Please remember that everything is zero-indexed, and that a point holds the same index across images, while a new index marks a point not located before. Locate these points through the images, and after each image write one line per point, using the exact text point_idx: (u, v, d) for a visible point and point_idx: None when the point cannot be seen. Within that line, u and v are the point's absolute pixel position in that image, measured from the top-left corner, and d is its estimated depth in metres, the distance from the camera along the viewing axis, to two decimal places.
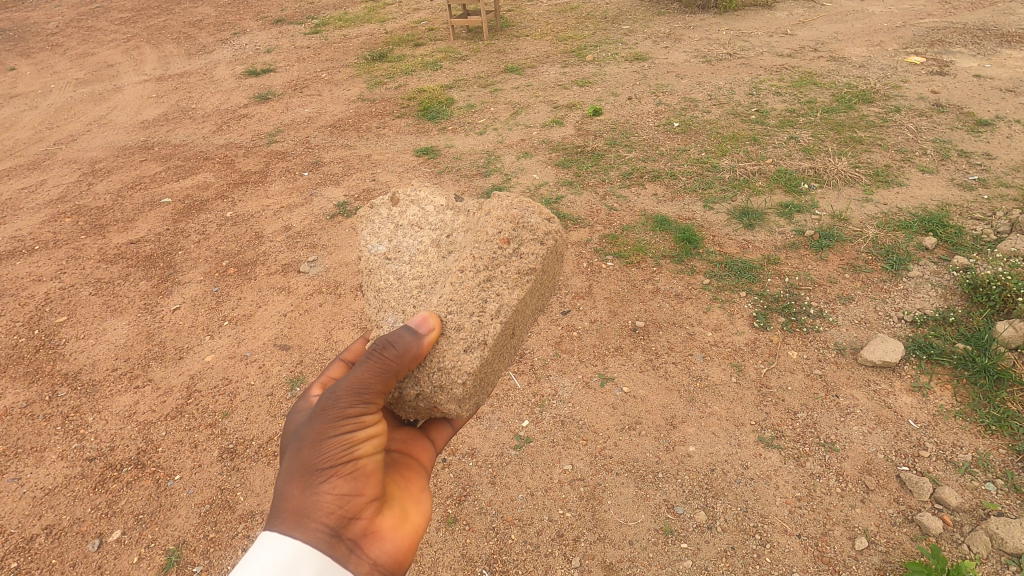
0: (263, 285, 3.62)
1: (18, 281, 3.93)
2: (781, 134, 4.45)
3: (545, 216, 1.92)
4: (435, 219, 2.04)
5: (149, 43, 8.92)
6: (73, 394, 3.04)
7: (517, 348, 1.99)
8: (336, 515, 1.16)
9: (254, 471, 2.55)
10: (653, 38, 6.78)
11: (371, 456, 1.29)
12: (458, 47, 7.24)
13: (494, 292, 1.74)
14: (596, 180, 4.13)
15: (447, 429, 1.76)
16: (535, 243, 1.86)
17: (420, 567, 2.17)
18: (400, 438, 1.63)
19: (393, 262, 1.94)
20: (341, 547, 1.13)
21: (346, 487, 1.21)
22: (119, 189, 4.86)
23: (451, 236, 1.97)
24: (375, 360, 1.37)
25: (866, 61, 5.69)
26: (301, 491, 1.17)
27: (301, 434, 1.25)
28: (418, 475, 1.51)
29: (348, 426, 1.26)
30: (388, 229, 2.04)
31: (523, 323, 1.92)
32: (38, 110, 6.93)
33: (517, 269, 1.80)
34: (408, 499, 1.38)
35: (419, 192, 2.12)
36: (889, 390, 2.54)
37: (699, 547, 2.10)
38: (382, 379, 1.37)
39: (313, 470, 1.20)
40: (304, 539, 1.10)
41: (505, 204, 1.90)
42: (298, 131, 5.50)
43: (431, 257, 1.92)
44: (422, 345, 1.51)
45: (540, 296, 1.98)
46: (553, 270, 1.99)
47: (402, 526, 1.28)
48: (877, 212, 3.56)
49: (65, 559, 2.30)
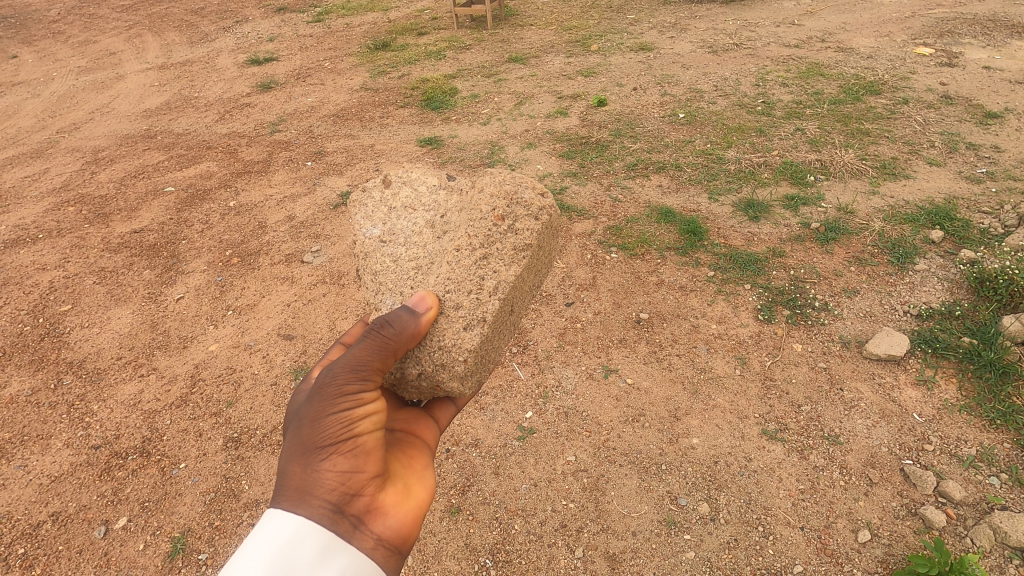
0: (267, 275, 3.62)
1: (22, 269, 3.94)
2: (788, 126, 4.41)
3: (539, 191, 1.90)
4: (427, 200, 2.00)
5: (151, 30, 8.88)
6: (78, 382, 3.06)
7: (515, 326, 1.98)
8: (337, 491, 1.16)
9: (258, 459, 2.56)
10: (659, 28, 6.72)
11: (371, 433, 1.29)
12: (462, 36, 7.18)
13: (492, 270, 1.73)
14: (601, 171, 4.11)
15: (451, 407, 1.77)
16: (529, 219, 1.84)
17: (423, 555, 2.18)
18: (402, 418, 1.64)
19: (389, 244, 1.95)
20: (344, 523, 1.13)
21: (347, 464, 1.21)
22: (123, 178, 4.85)
23: (445, 216, 1.94)
24: (372, 340, 1.40)
25: (874, 52, 5.63)
26: (303, 469, 1.18)
27: (301, 413, 1.26)
28: (422, 452, 1.52)
29: (346, 403, 1.27)
30: (382, 212, 2.03)
31: (522, 300, 1.92)
32: (40, 98, 6.91)
33: (513, 245, 1.78)
34: (413, 477, 1.38)
35: (410, 172, 2.08)
36: (894, 383, 2.54)
37: (702, 538, 2.10)
38: (379, 358, 1.39)
39: (313, 448, 1.21)
40: (307, 514, 1.10)
41: (497, 179, 1.87)
42: (301, 121, 5.48)
43: (426, 238, 1.91)
44: (420, 324, 1.54)
45: (537, 272, 1.96)
46: (549, 245, 1.97)
47: (406, 501, 1.27)
48: (883, 205, 3.53)
49: (72, 545, 2.32)
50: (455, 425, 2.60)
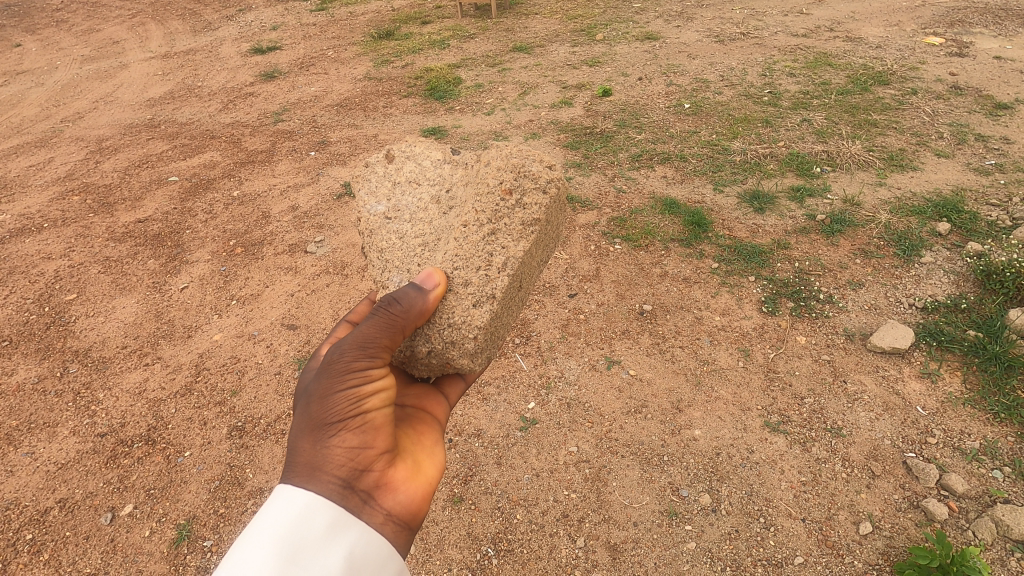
0: (270, 265, 3.62)
1: (28, 258, 3.95)
2: (794, 116, 4.37)
3: (546, 163, 1.84)
4: (432, 174, 2.00)
5: (154, 19, 8.84)
6: (84, 370, 3.08)
7: (522, 304, 1.97)
8: (347, 467, 1.17)
9: (262, 448, 2.58)
10: (665, 17, 6.65)
11: (380, 409, 1.30)
12: (467, 25, 7.13)
13: (500, 246, 1.72)
14: (605, 162, 4.08)
15: (460, 383, 1.80)
16: (537, 192, 1.80)
17: (426, 544, 2.20)
18: (413, 394, 1.67)
19: (394, 221, 1.94)
20: (354, 498, 1.13)
21: (355, 441, 1.22)
22: (127, 167, 4.85)
23: (450, 191, 1.94)
24: (380, 317, 1.40)
25: (883, 42, 5.56)
26: (312, 445, 1.19)
27: (309, 390, 1.27)
28: (432, 427, 1.54)
29: (355, 380, 1.27)
30: (386, 188, 2.03)
31: (530, 276, 1.91)
32: (44, 87, 6.90)
33: (521, 220, 1.76)
34: (422, 453, 1.39)
35: (414, 147, 2.10)
36: (898, 376, 2.53)
37: (703, 529, 2.11)
38: (388, 334, 1.39)
39: (322, 424, 1.21)
40: (317, 490, 1.10)
41: (504, 153, 1.86)
42: (304, 110, 5.45)
43: (432, 214, 1.90)
44: (428, 302, 1.54)
45: (545, 248, 1.95)
46: (556, 220, 1.94)
47: (415, 477, 1.28)
48: (890, 197, 3.50)
49: (79, 531, 2.35)
50: (458, 414, 2.60)
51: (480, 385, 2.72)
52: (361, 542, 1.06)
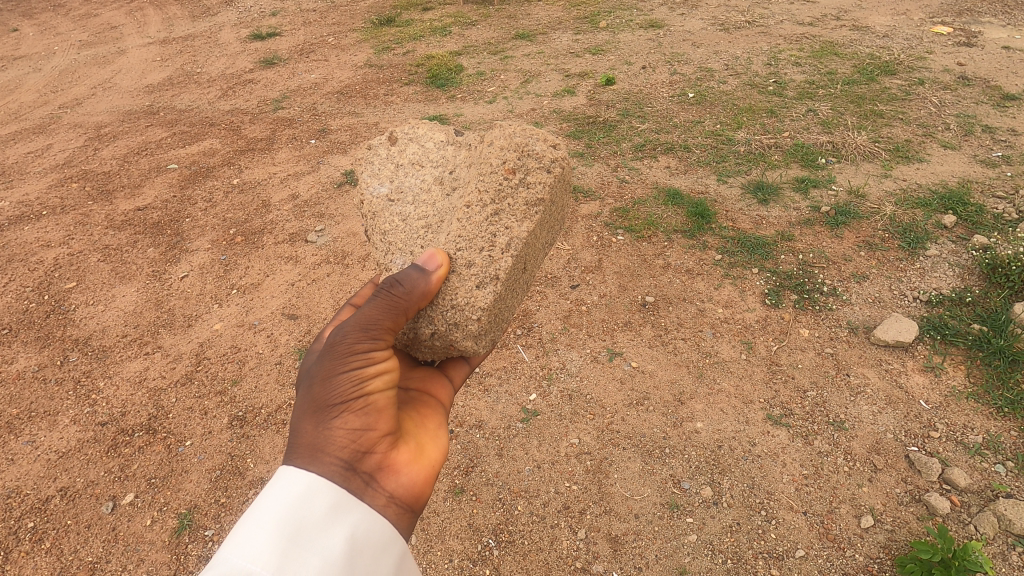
0: (270, 254, 3.60)
1: (27, 246, 3.93)
2: (800, 107, 4.32)
3: (550, 143, 1.81)
4: (436, 155, 1.97)
5: (153, 4, 8.74)
6: (84, 359, 3.07)
7: (526, 287, 1.96)
8: (349, 449, 1.16)
9: (262, 438, 2.57)
10: (670, 4, 6.57)
11: (383, 391, 1.28)
12: (468, 12, 7.04)
13: (503, 226, 1.70)
14: (608, 151, 4.05)
15: (465, 366, 1.79)
16: (541, 171, 1.77)
17: (427, 535, 2.20)
18: (417, 378, 1.66)
19: (396, 203, 1.91)
20: (356, 480, 1.12)
21: (358, 423, 1.20)
22: (126, 155, 4.81)
23: (454, 172, 1.92)
24: (382, 299, 1.38)
25: (891, 31, 5.49)
26: (313, 427, 1.18)
27: (312, 372, 1.26)
28: (436, 410, 1.53)
29: (357, 362, 1.26)
30: (388, 169, 1.98)
31: (534, 257, 1.89)
32: (42, 72, 6.84)
33: (525, 200, 1.73)
34: (425, 436, 1.38)
35: (417, 129, 2.04)
36: (901, 369, 2.52)
37: (705, 522, 2.11)
38: (390, 317, 1.37)
39: (324, 406, 1.20)
40: (319, 471, 1.09)
41: (507, 132, 1.79)
42: (304, 98, 5.39)
43: (435, 196, 1.88)
44: (430, 283, 1.52)
45: (548, 230, 1.93)
46: (559, 202, 1.93)
47: (418, 461, 1.27)
48: (895, 188, 3.47)
49: (81, 520, 2.35)
50: (459, 406, 2.59)
51: (481, 376, 2.71)
52: (364, 524, 1.05)
